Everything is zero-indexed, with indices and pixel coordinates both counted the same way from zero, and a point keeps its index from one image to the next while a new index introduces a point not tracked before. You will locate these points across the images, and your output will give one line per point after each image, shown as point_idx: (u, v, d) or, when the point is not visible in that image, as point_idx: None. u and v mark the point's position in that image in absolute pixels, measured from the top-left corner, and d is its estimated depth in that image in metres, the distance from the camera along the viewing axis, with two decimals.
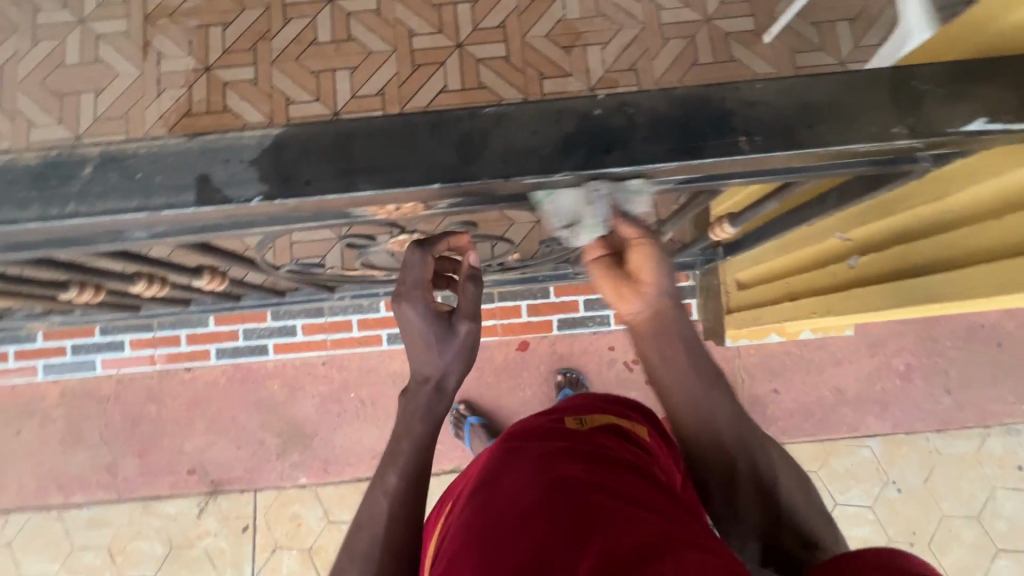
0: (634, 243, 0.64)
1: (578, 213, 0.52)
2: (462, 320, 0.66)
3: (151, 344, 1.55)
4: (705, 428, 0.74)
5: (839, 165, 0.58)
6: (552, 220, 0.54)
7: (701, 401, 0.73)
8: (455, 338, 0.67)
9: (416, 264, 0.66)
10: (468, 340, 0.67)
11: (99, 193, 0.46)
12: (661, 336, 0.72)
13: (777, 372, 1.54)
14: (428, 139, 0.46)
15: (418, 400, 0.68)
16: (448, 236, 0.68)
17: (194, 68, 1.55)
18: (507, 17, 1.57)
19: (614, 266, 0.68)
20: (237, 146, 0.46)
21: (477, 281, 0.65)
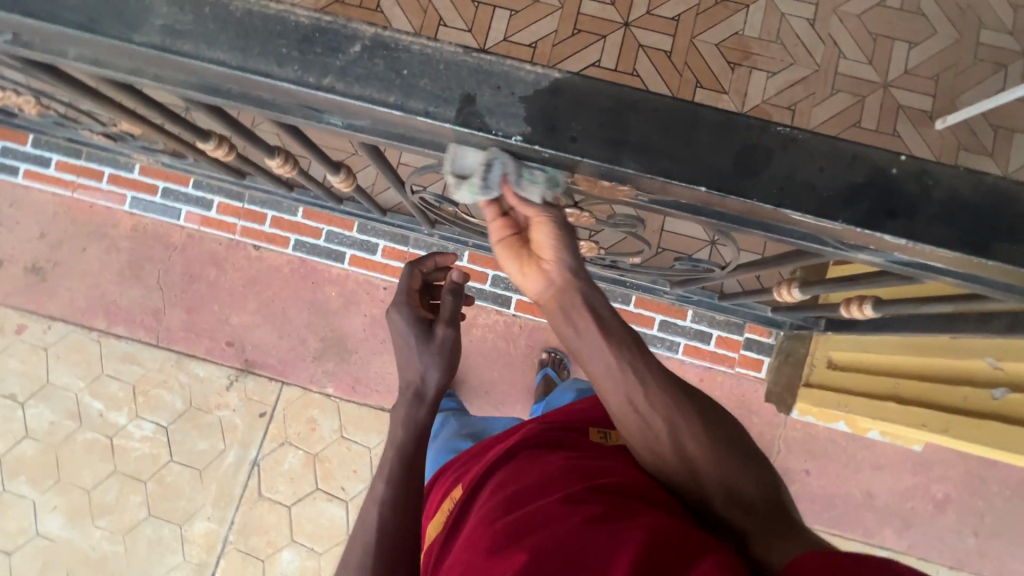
0: (533, 220, 0.60)
1: (474, 171, 0.49)
2: (440, 329, 0.86)
3: (237, 214, 1.56)
4: (633, 405, 0.65)
5: None
6: (448, 164, 0.50)
7: (647, 397, 0.65)
8: (430, 342, 0.86)
9: (405, 277, 0.92)
10: (446, 346, 0.86)
11: (359, 75, 0.44)
12: (569, 308, 0.64)
13: (816, 455, 1.49)
14: (706, 136, 0.43)
15: (401, 406, 0.81)
16: (435, 258, 0.94)
17: None
18: (684, 12, 1.50)
19: (518, 245, 0.63)
20: (513, 77, 0.44)
21: (455, 293, 0.88)
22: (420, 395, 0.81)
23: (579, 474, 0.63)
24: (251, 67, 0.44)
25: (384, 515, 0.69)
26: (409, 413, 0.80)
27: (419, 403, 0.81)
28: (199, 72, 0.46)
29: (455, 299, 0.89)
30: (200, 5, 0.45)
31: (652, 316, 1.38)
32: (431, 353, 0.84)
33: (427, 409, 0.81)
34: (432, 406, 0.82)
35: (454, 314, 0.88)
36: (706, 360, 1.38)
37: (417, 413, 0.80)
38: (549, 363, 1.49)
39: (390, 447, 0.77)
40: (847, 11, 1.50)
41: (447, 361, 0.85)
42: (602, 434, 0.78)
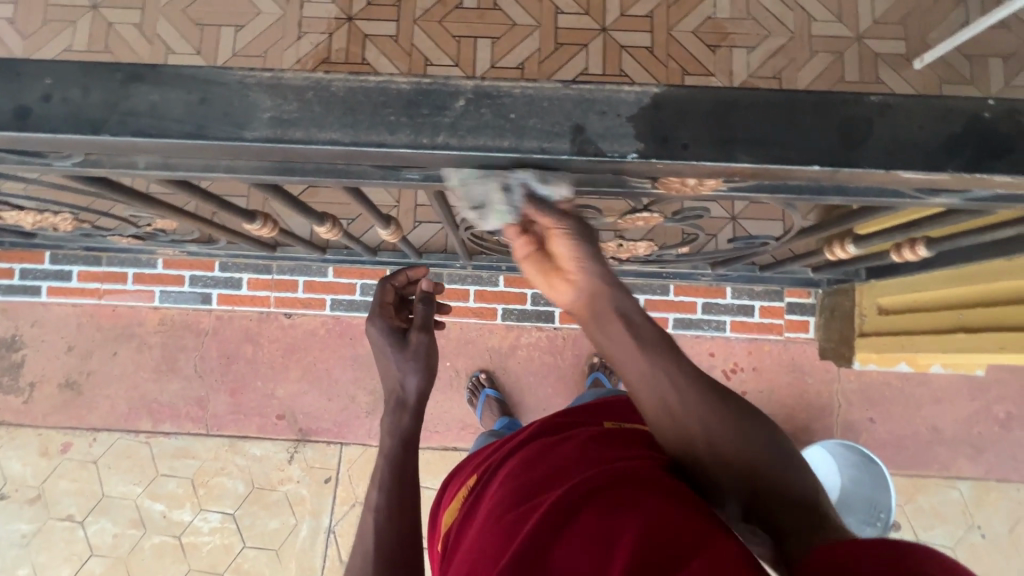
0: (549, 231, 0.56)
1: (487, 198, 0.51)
2: (415, 336, 0.92)
3: (268, 286, 1.55)
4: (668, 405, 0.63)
5: None
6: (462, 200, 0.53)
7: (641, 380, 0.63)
8: (407, 349, 0.91)
9: (379, 291, 0.95)
10: (421, 350, 0.91)
11: (470, 127, 0.46)
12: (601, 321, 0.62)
13: (876, 402, 1.52)
14: (805, 120, 0.45)
15: (388, 414, 0.89)
16: (407, 272, 0.95)
17: (336, 16, 1.55)
18: (655, 7, 1.55)
19: (539, 257, 0.60)
20: (616, 99, 0.46)
21: (426, 302, 0.93)
22: (404, 403, 0.90)
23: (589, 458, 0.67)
24: (365, 140, 0.46)
25: (377, 521, 0.78)
26: (393, 421, 0.89)
27: (402, 409, 0.89)
28: (311, 156, 0.47)
29: (427, 307, 0.93)
30: (302, 91, 0.46)
31: (693, 301, 1.43)
32: (408, 359, 0.90)
33: (409, 415, 0.89)
34: (415, 411, 0.90)
35: (426, 319, 0.94)
36: (755, 332, 1.44)
37: (400, 420, 0.88)
38: (600, 367, 1.50)
39: (381, 457, 0.85)
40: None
41: (426, 367, 0.91)
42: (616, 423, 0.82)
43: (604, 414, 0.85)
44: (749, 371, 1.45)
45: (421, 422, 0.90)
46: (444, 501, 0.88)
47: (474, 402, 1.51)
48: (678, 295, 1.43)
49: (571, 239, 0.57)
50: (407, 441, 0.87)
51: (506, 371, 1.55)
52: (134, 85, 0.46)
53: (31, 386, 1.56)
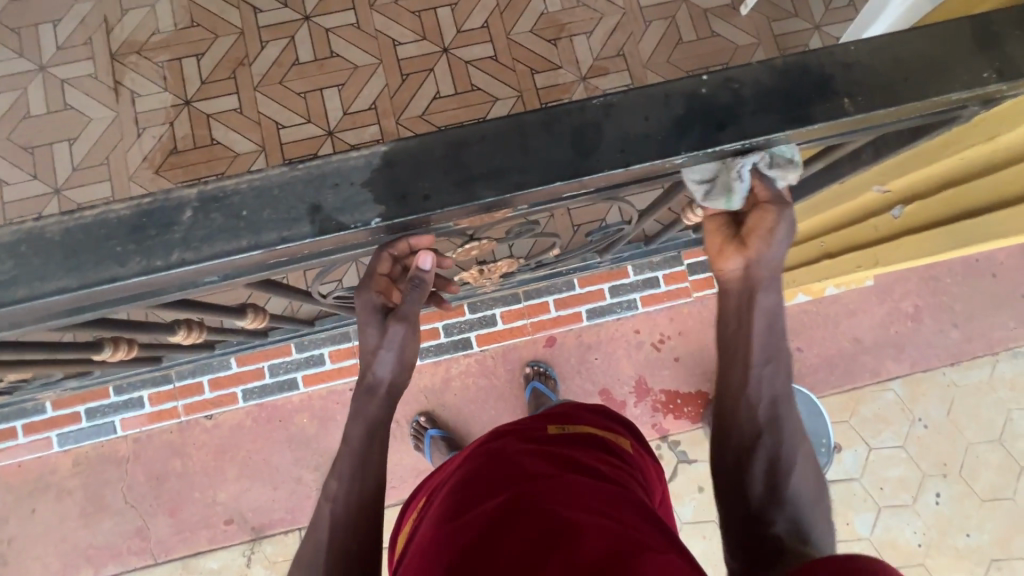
0: (760, 205, 0.61)
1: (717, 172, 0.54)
2: (393, 325, 0.69)
3: (173, 396, 1.48)
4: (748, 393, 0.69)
5: (894, 124, 0.59)
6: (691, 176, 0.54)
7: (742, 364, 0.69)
8: (388, 337, 0.70)
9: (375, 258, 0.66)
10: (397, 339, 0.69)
11: (207, 236, 0.44)
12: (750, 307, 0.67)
13: (798, 331, 1.57)
14: (538, 140, 0.45)
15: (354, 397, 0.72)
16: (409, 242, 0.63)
17: (173, 103, 1.49)
18: (489, 16, 1.56)
19: (729, 226, 0.65)
20: (346, 168, 0.44)
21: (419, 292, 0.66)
22: (373, 386, 0.72)
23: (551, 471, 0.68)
24: (95, 280, 0.43)
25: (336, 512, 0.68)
26: (358, 404, 0.72)
27: (369, 396, 0.72)
28: (45, 309, 0.44)
29: (420, 294, 0.66)
30: (13, 247, 0.43)
31: (600, 288, 1.53)
32: (383, 348, 0.70)
33: (378, 403, 0.72)
34: (385, 399, 0.73)
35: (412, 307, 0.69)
36: (665, 301, 1.54)
37: (365, 408, 0.71)
38: (535, 376, 1.50)
39: (345, 445, 0.72)
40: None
41: (402, 361, 0.71)
42: (559, 427, 0.84)
43: (550, 420, 0.87)
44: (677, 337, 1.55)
45: (392, 413, 0.73)
46: (415, 503, 0.85)
47: (421, 447, 1.48)
48: (583, 286, 1.53)
49: (778, 220, 0.61)
50: (371, 433, 0.72)
51: (445, 406, 1.53)
52: None
53: None
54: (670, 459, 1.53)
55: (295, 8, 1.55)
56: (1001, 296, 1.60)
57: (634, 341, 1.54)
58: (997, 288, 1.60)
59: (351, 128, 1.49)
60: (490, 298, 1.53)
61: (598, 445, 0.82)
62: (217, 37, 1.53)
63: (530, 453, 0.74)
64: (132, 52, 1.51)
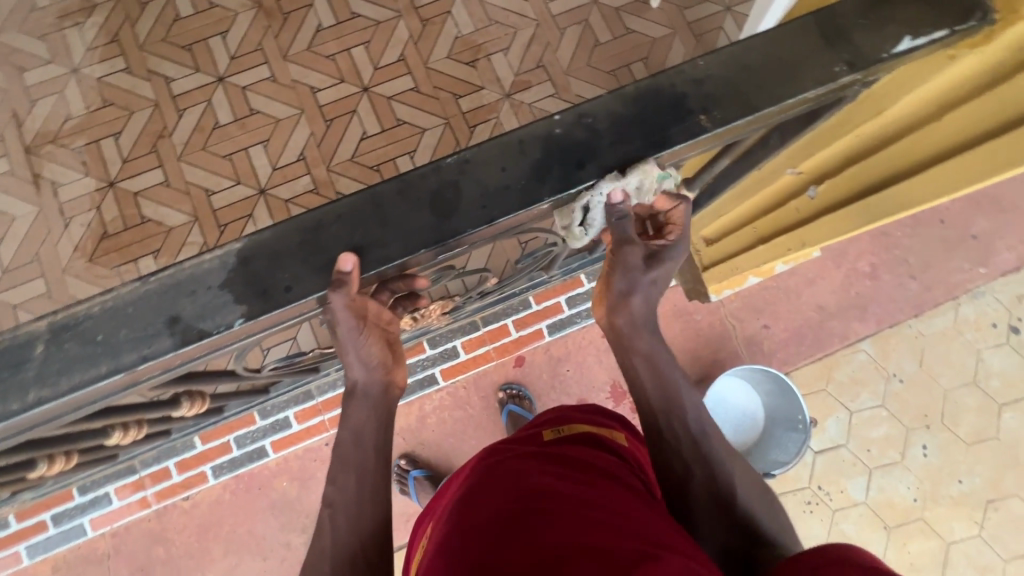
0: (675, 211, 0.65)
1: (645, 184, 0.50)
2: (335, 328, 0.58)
3: (141, 486, 1.44)
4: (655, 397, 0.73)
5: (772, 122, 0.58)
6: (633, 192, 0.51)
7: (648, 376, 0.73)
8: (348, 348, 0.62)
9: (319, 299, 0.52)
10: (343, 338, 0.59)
11: (64, 369, 0.42)
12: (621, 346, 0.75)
13: (762, 308, 1.57)
14: (395, 208, 0.44)
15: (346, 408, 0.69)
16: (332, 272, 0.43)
17: (97, 186, 1.46)
18: (404, 48, 1.55)
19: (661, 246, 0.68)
20: (200, 273, 0.43)
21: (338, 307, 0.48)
22: (351, 390, 0.69)
23: (574, 493, 0.57)
24: None
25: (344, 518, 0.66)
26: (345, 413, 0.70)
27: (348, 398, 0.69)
28: None
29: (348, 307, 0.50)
30: None
31: (557, 301, 1.52)
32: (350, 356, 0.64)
33: (361, 404, 0.69)
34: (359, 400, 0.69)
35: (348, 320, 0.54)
36: None
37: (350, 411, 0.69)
38: (509, 400, 1.48)
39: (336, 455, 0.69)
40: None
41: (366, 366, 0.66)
42: (555, 431, 0.71)
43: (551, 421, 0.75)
44: None
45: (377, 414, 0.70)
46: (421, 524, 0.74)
47: (407, 491, 1.46)
48: (540, 302, 1.52)
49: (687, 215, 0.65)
50: (361, 433, 0.69)
51: (424, 444, 1.51)
52: None
53: None
54: None
55: (208, 71, 1.53)
56: (953, 240, 1.61)
57: (602, 346, 1.53)
58: (947, 233, 1.61)
59: (283, 182, 1.47)
60: (448, 330, 1.51)
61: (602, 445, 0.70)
62: (132, 112, 1.50)
63: (528, 468, 0.62)
64: (47, 141, 1.48)
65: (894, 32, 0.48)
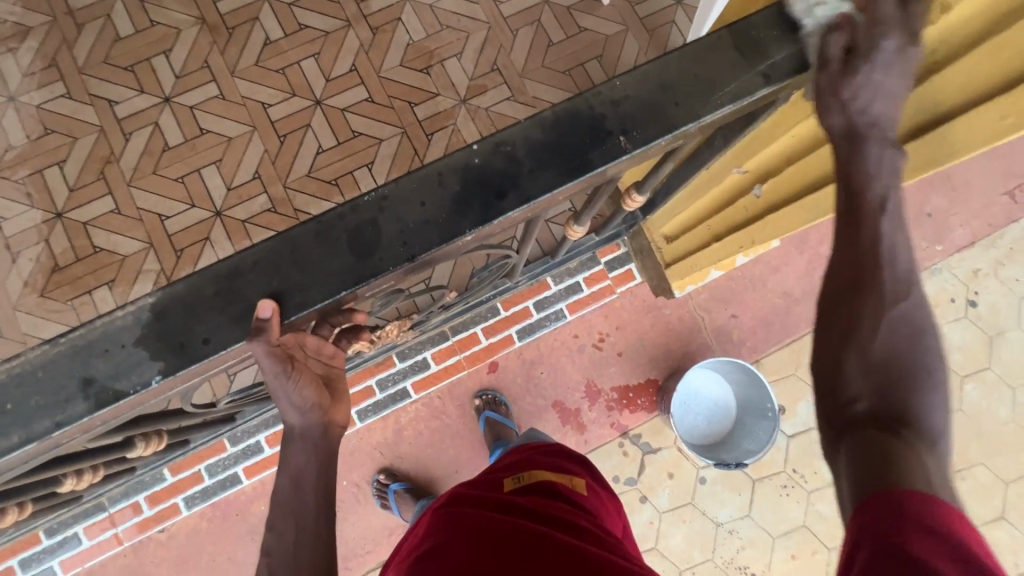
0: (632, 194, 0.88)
1: None
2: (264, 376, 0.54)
3: (111, 524, 1.41)
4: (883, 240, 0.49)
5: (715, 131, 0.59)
6: None
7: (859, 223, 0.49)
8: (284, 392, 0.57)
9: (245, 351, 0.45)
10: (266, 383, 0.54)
11: None
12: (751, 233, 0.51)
13: (729, 299, 1.60)
14: (320, 247, 0.43)
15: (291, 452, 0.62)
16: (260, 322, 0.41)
17: (43, 218, 1.41)
18: (355, 58, 1.53)
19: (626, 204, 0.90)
20: (113, 330, 0.41)
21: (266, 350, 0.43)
22: (286, 434, 0.62)
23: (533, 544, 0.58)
24: None
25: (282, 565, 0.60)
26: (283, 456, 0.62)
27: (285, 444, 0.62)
28: None
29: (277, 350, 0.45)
30: None
31: (525, 306, 1.52)
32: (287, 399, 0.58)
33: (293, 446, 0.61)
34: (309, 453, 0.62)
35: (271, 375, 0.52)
36: (593, 302, 1.54)
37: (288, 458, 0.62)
38: (485, 407, 1.48)
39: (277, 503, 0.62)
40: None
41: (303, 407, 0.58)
42: (515, 478, 0.75)
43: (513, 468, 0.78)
44: (615, 333, 1.56)
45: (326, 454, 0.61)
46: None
47: (388, 505, 1.45)
48: (508, 307, 1.52)
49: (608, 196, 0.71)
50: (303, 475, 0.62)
51: (403, 456, 1.50)
52: None
53: None
54: (636, 454, 1.53)
55: (154, 92, 1.49)
56: (908, 217, 1.65)
57: (575, 346, 1.54)
58: (903, 211, 1.65)
59: (238, 203, 1.44)
60: (417, 344, 1.50)
61: (551, 490, 0.73)
62: (75, 140, 1.45)
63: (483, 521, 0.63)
64: None
65: (812, 44, 0.49)
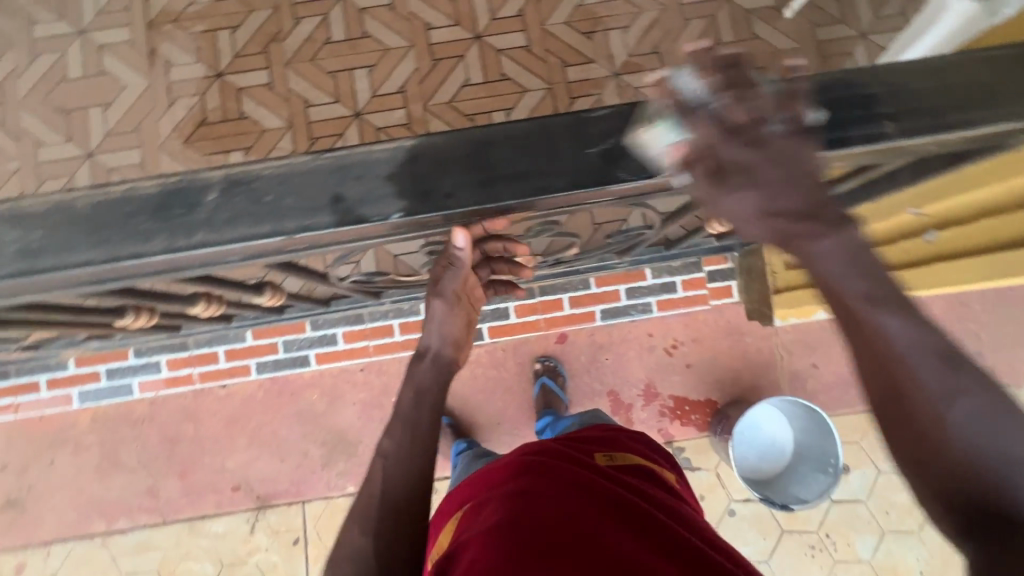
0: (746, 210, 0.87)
1: None
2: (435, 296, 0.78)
3: (189, 363, 1.52)
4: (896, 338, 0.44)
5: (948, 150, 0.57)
6: None
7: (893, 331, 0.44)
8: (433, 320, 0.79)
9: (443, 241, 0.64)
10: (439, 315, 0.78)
11: (223, 220, 0.44)
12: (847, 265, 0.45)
13: (815, 347, 1.54)
14: (571, 136, 0.45)
15: (418, 373, 0.77)
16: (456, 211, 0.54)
17: (205, 75, 1.50)
18: (525, 4, 1.53)
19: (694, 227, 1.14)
20: (371, 161, 0.44)
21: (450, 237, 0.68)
22: (424, 354, 0.79)
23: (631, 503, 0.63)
24: (121, 254, 0.44)
25: (388, 468, 0.67)
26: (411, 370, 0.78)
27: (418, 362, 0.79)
28: (67, 279, 0.45)
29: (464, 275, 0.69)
30: (43, 217, 0.44)
31: (615, 289, 1.52)
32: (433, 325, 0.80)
33: (427, 365, 0.78)
34: (434, 377, 0.77)
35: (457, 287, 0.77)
36: (682, 307, 1.52)
37: (416, 369, 0.78)
38: (544, 372, 1.50)
39: (396, 411, 0.73)
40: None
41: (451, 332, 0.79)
42: (608, 456, 0.80)
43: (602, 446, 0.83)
44: (689, 344, 1.54)
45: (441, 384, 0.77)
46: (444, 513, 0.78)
47: None
48: (600, 285, 1.52)
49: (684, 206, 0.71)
50: (420, 398, 0.74)
51: (452, 395, 1.54)
52: None
53: None
54: None
55: None
56: None
57: (646, 344, 1.53)
58: None
59: (379, 111, 1.49)
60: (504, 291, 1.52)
61: (636, 471, 0.79)
62: (252, 11, 1.53)
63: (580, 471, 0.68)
64: (169, 20, 1.53)
65: None
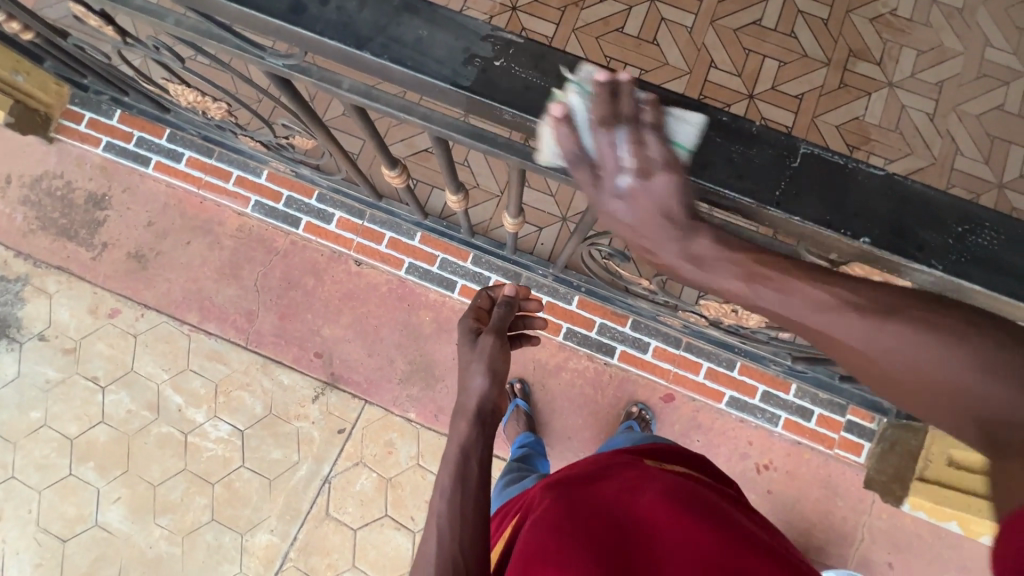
0: None
1: None
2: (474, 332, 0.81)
3: (355, 231, 1.58)
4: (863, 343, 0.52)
5: None
6: None
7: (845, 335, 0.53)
8: (476, 350, 0.77)
9: (502, 311, 0.83)
10: (485, 350, 0.76)
11: (709, 162, 0.53)
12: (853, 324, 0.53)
13: (900, 548, 1.40)
14: None
15: (458, 430, 0.71)
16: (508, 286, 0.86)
17: (503, 2, 1.58)
18: (808, 91, 1.54)
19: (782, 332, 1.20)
20: (869, 179, 0.52)
21: (505, 303, 0.83)
22: (459, 409, 0.73)
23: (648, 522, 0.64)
24: None
25: (442, 528, 0.63)
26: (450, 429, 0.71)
27: (458, 418, 0.72)
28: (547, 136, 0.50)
29: (504, 309, 0.83)
30: None
31: (755, 386, 1.47)
32: (471, 361, 0.76)
33: (466, 423, 0.71)
34: (473, 418, 0.71)
35: (500, 324, 0.81)
36: (805, 437, 1.45)
37: (456, 427, 0.71)
38: (637, 418, 1.44)
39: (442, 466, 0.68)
40: (949, 100, 1.54)
41: (493, 362, 0.75)
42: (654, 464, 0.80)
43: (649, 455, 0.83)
44: (781, 473, 1.45)
45: (484, 432, 0.70)
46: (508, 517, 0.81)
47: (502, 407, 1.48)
48: (743, 374, 1.47)
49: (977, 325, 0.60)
50: (468, 451, 0.68)
51: (544, 388, 1.51)
52: (407, 17, 0.50)
53: (103, 246, 1.62)
54: None
55: None
56: None
57: (741, 449, 1.45)
58: None
59: None
60: (655, 327, 1.50)
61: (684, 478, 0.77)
62: None
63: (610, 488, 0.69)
64: None
65: None
